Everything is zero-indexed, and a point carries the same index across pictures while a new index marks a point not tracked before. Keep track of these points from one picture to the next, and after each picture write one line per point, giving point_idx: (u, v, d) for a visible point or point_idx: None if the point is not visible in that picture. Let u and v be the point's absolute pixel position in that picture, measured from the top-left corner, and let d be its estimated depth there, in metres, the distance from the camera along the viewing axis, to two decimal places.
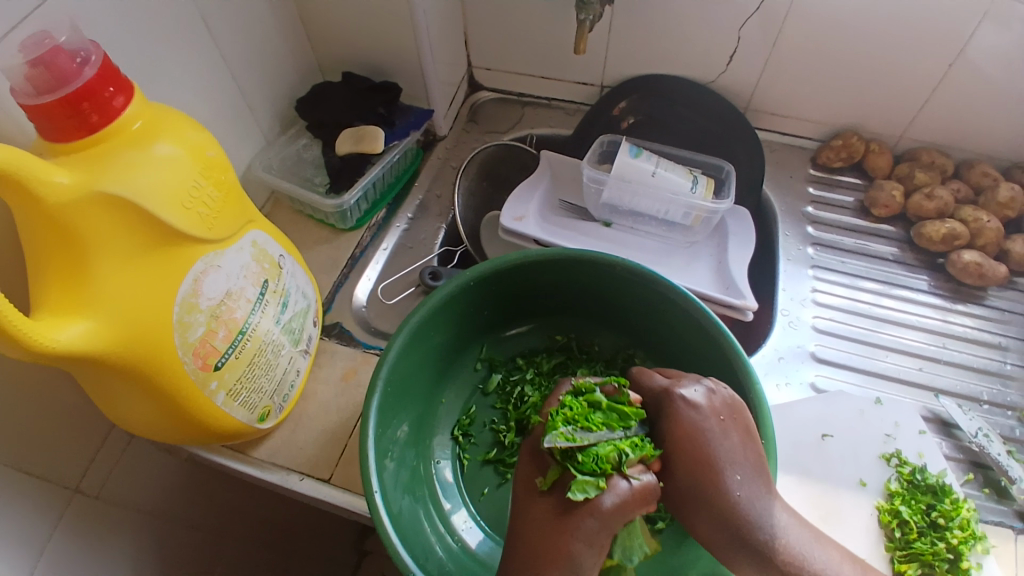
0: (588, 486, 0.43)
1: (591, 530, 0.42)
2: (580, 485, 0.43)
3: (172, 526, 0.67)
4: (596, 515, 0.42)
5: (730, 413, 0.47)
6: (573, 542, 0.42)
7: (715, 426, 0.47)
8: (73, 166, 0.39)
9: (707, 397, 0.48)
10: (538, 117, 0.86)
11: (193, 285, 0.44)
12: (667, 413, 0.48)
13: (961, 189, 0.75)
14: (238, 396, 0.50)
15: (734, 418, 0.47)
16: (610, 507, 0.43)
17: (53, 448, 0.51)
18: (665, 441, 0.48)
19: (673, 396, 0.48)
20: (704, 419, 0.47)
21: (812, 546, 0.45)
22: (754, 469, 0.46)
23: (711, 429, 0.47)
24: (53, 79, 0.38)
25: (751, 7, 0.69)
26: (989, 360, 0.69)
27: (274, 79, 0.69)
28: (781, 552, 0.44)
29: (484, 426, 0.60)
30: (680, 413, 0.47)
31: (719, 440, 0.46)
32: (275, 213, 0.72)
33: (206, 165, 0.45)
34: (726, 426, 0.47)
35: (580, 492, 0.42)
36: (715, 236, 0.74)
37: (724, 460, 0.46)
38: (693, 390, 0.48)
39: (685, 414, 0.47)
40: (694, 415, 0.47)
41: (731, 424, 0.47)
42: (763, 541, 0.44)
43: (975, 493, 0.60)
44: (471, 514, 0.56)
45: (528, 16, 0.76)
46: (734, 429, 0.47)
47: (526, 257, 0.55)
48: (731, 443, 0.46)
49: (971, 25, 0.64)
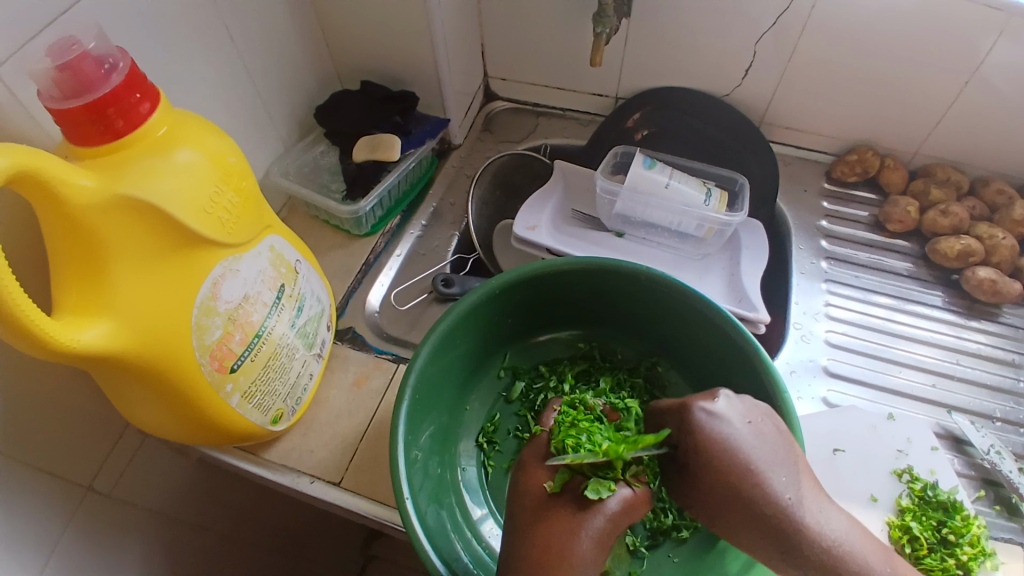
0: (601, 486, 0.44)
1: (602, 528, 0.43)
2: (594, 484, 0.43)
3: (182, 526, 0.67)
4: (606, 516, 0.43)
5: (764, 418, 0.46)
6: (583, 542, 0.42)
7: (748, 432, 0.45)
8: (98, 170, 0.40)
9: (735, 405, 0.46)
10: (552, 127, 0.87)
11: (211, 288, 0.45)
12: (691, 429, 0.45)
13: (976, 206, 0.75)
14: (252, 399, 0.50)
15: (765, 419, 0.46)
16: (618, 510, 0.44)
17: (68, 446, 0.52)
18: (695, 459, 0.45)
19: (694, 410, 0.46)
20: (734, 427, 0.45)
21: (867, 548, 0.44)
22: (794, 466, 0.45)
23: (746, 436, 0.45)
24: (79, 84, 0.39)
25: (766, 22, 0.69)
26: (1003, 377, 0.69)
27: (292, 86, 0.70)
28: (843, 554, 0.43)
29: (508, 433, 0.60)
30: (706, 426, 0.45)
31: (757, 445, 0.45)
32: (291, 218, 0.73)
33: (226, 171, 0.45)
34: (759, 428, 0.45)
35: (595, 491, 0.43)
36: (728, 248, 0.75)
37: (763, 464, 0.44)
38: (717, 402, 0.46)
39: (714, 426, 0.45)
40: (725, 425, 0.45)
41: (762, 425, 0.46)
42: (821, 543, 0.43)
43: (985, 510, 0.59)
44: (498, 522, 0.56)
45: (544, 27, 0.77)
46: (766, 429, 0.46)
47: (549, 267, 0.56)
48: (767, 446, 0.45)
49: (987, 40, 0.64)
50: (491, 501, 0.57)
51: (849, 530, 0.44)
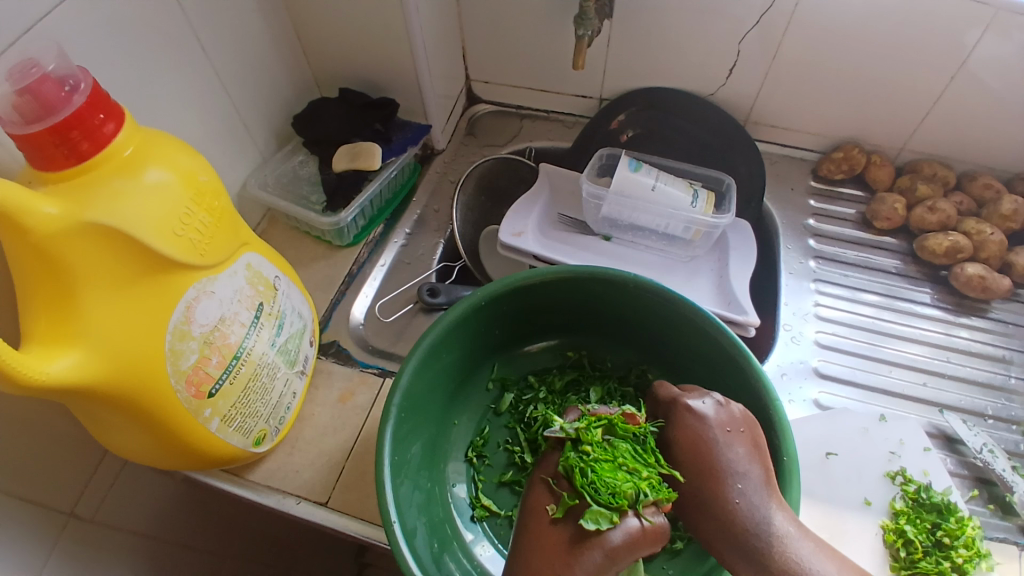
0: (600, 518, 0.43)
1: (595, 564, 0.42)
2: (592, 515, 0.42)
3: (168, 547, 0.66)
4: (605, 550, 0.42)
5: (740, 424, 0.48)
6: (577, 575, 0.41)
7: (723, 436, 0.47)
8: (62, 195, 0.38)
9: (716, 410, 0.49)
10: (536, 130, 0.85)
11: (186, 312, 0.44)
12: (673, 422, 0.50)
13: (963, 201, 0.74)
14: (232, 423, 0.49)
15: (743, 430, 0.48)
16: (619, 545, 0.42)
17: (46, 475, 0.50)
18: (669, 448, 0.49)
19: (679, 404, 0.50)
20: (710, 429, 0.48)
21: (813, 555, 0.43)
22: (761, 478, 0.46)
23: (716, 439, 0.47)
24: (40, 107, 0.38)
25: (750, 20, 0.68)
26: (993, 374, 0.69)
27: (269, 96, 0.68)
28: (779, 557, 0.43)
29: (498, 447, 0.59)
30: (685, 422, 0.49)
31: (724, 449, 0.47)
32: (271, 231, 0.72)
33: (197, 190, 0.44)
34: (731, 437, 0.47)
35: (592, 522, 0.42)
36: (716, 250, 0.74)
37: (725, 462, 0.46)
38: (701, 402, 0.49)
39: (691, 424, 0.48)
40: (700, 425, 0.48)
41: (738, 436, 0.47)
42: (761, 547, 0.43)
43: (980, 509, 0.59)
44: (489, 540, 0.55)
45: (525, 29, 0.75)
46: (741, 441, 0.47)
47: (535, 276, 0.55)
48: (734, 452, 0.46)
49: (972, 35, 0.64)
50: (481, 520, 0.56)
51: (806, 543, 0.44)
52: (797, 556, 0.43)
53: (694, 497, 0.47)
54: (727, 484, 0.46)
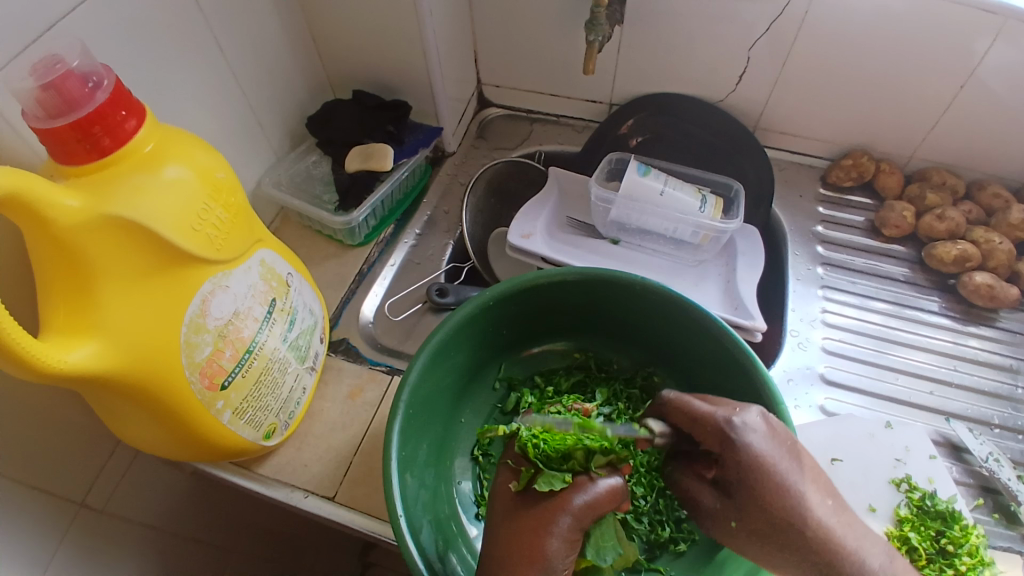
0: (554, 480, 0.45)
1: (565, 526, 0.43)
2: (545, 478, 0.45)
3: (175, 540, 0.67)
4: (567, 510, 0.43)
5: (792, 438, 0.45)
6: (547, 539, 0.42)
7: (780, 453, 0.44)
8: (84, 189, 0.39)
9: (764, 423, 0.45)
10: (546, 134, 0.86)
11: (201, 305, 0.45)
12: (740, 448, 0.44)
13: (972, 210, 0.74)
14: (244, 416, 0.50)
15: (790, 442, 0.45)
16: (581, 504, 0.44)
17: (59, 465, 0.51)
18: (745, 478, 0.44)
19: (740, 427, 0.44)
20: (766, 446, 0.44)
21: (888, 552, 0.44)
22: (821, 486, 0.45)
23: (776, 457, 0.44)
24: (63, 103, 0.39)
25: (761, 27, 0.68)
26: (1000, 383, 0.69)
27: (284, 96, 0.69)
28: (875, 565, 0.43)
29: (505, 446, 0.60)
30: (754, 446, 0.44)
31: (792, 465, 0.44)
32: (283, 229, 0.73)
33: (215, 187, 0.45)
34: (790, 451, 0.44)
35: (546, 484, 0.45)
36: (724, 254, 0.74)
37: (791, 476, 0.44)
38: (753, 418, 0.45)
39: (760, 446, 0.44)
40: (767, 445, 0.44)
41: (794, 448, 0.45)
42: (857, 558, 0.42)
43: (985, 518, 0.59)
44: None
45: (536, 34, 0.76)
46: (796, 452, 0.45)
47: (544, 277, 0.55)
48: (798, 469, 0.44)
49: (983, 43, 0.64)
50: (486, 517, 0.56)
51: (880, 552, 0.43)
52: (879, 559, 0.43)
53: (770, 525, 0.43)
54: (806, 506, 0.43)
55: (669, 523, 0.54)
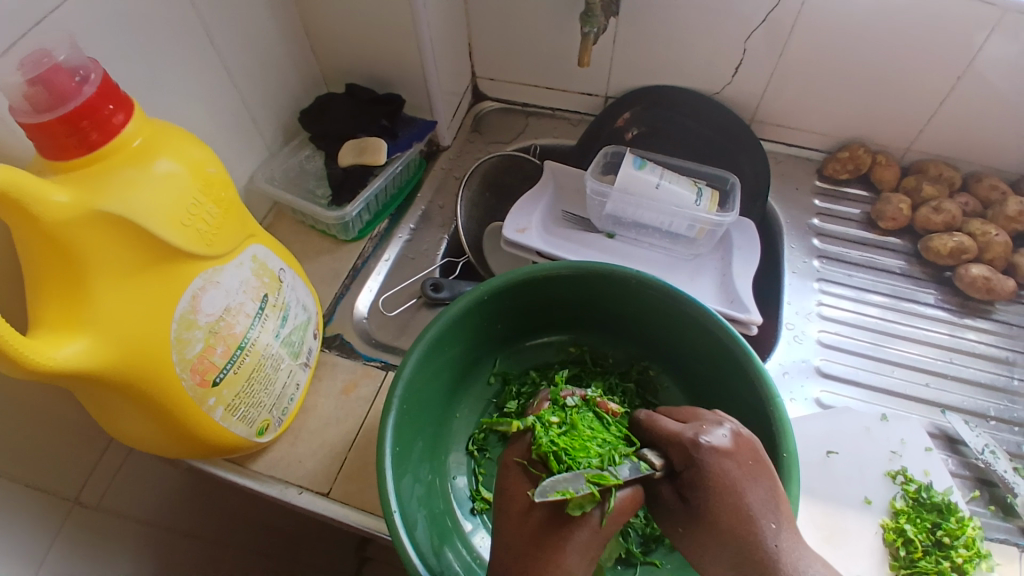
0: (584, 501, 0.43)
1: (582, 540, 0.43)
2: (577, 501, 0.43)
3: (170, 535, 0.67)
4: (592, 527, 0.43)
5: (761, 458, 0.45)
6: (568, 555, 0.42)
7: (745, 472, 0.44)
8: (73, 184, 0.39)
9: (733, 440, 0.45)
10: (541, 127, 0.86)
11: (192, 301, 0.44)
12: (696, 464, 0.45)
13: (969, 202, 0.74)
14: (237, 412, 0.50)
15: (759, 463, 0.45)
16: (602, 519, 0.44)
17: (53, 462, 0.51)
18: (697, 492, 0.44)
19: (697, 443, 0.45)
20: (733, 466, 0.44)
21: None
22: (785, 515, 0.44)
23: (741, 477, 0.44)
24: (52, 98, 0.38)
25: (757, 19, 0.68)
26: (996, 375, 0.68)
27: (277, 90, 0.69)
28: None
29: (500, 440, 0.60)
30: (709, 462, 0.44)
31: (749, 483, 0.44)
32: (277, 224, 0.72)
33: (205, 182, 0.44)
34: (756, 471, 0.44)
35: (578, 507, 0.43)
36: (720, 248, 0.74)
37: (740, 488, 0.43)
38: (717, 434, 0.46)
39: (716, 463, 0.44)
40: (725, 462, 0.44)
41: (759, 468, 0.45)
42: None
43: (981, 510, 0.59)
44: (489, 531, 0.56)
45: (532, 26, 0.76)
46: (762, 473, 0.44)
47: (538, 271, 0.55)
48: (763, 492, 0.44)
49: (980, 36, 0.64)
50: (480, 512, 0.56)
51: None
52: None
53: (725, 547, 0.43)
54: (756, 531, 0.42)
55: None
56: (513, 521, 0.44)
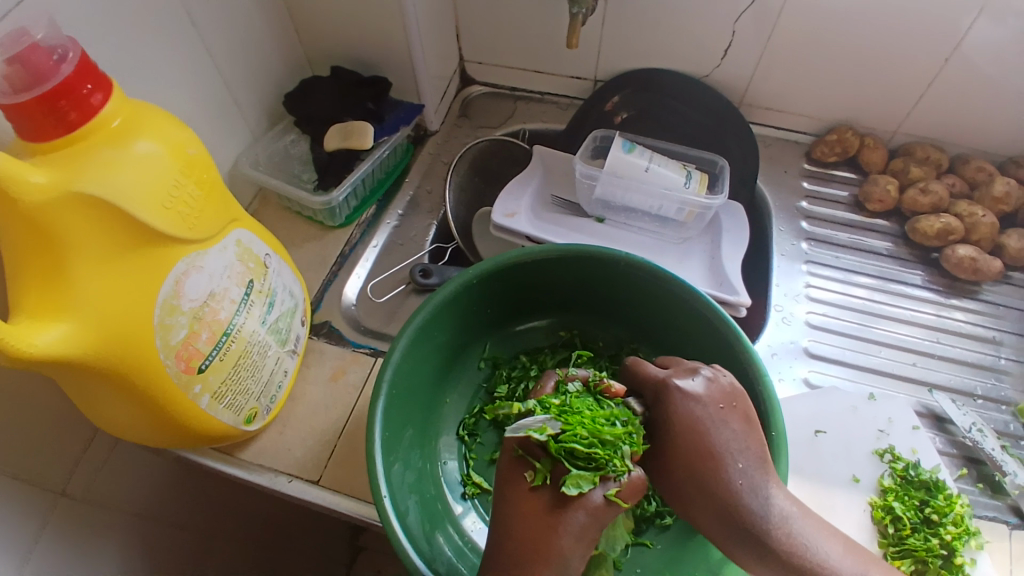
0: (581, 481, 0.43)
1: (580, 525, 0.42)
2: (573, 480, 0.43)
3: (159, 526, 0.66)
4: (588, 509, 0.43)
5: (737, 403, 0.47)
6: (563, 538, 0.41)
7: (715, 415, 0.46)
8: (51, 165, 0.38)
9: (706, 386, 0.47)
10: (530, 111, 0.85)
11: (175, 286, 0.44)
12: (666, 404, 0.48)
13: (955, 184, 0.74)
14: (223, 399, 0.49)
15: (735, 406, 0.47)
16: (602, 503, 0.43)
17: (37, 452, 0.50)
18: (665, 430, 0.47)
19: (670, 386, 0.48)
20: (703, 408, 0.46)
21: (814, 535, 0.44)
22: (757, 457, 0.46)
23: (710, 418, 0.46)
24: (29, 77, 0.38)
25: (745, 1, 0.68)
26: (984, 355, 0.69)
27: (260, 74, 0.68)
28: (784, 539, 0.43)
29: (490, 425, 0.60)
30: (678, 403, 0.47)
31: (718, 426, 0.46)
32: (262, 211, 0.71)
33: (187, 163, 0.44)
34: (726, 414, 0.46)
35: (575, 487, 0.42)
36: (708, 232, 0.74)
37: (710, 428, 0.46)
38: (692, 380, 0.48)
39: (684, 405, 0.47)
40: (693, 405, 0.47)
41: (732, 412, 0.47)
42: (766, 527, 0.43)
43: (969, 488, 0.60)
44: (480, 515, 0.56)
45: (519, 9, 0.75)
46: (734, 417, 0.46)
47: (527, 254, 0.55)
48: (733, 432, 0.46)
49: (967, 18, 0.64)
50: (472, 496, 0.57)
51: (800, 518, 0.44)
52: (800, 534, 0.44)
53: (695, 486, 0.45)
54: (721, 470, 0.45)
55: (653, 498, 0.54)
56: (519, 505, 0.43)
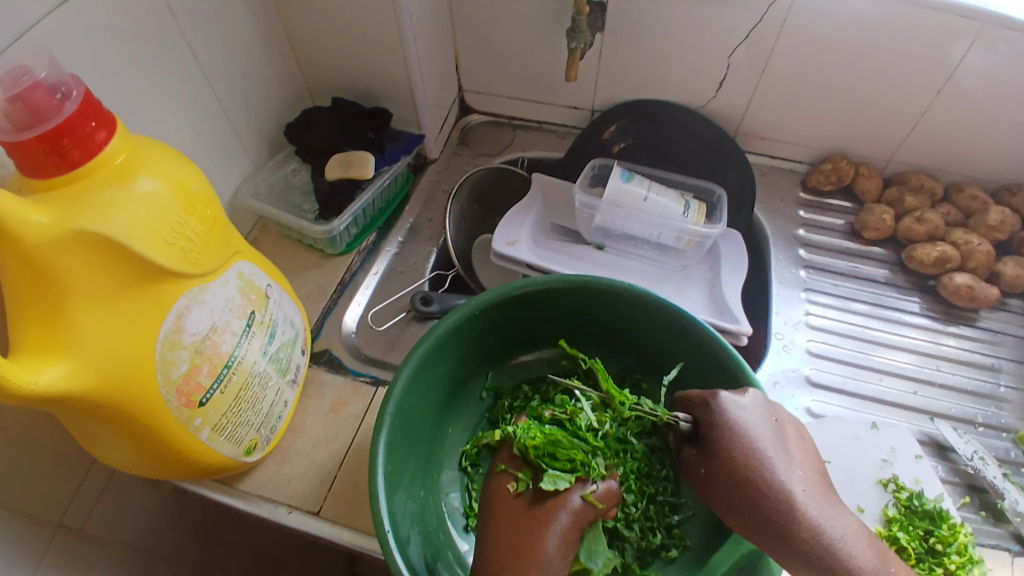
0: (558, 479, 0.46)
1: (564, 524, 0.44)
2: (551, 477, 0.45)
3: (155, 559, 0.65)
4: (569, 509, 0.45)
5: (783, 415, 0.47)
6: (547, 537, 0.43)
7: (767, 426, 0.46)
8: (52, 204, 0.38)
9: (757, 400, 0.47)
10: (529, 139, 0.86)
11: (176, 321, 0.43)
12: (717, 415, 0.46)
13: (950, 212, 0.75)
14: (223, 432, 0.49)
15: (782, 422, 0.47)
16: (579, 504, 0.45)
17: (32, 487, 0.50)
18: (715, 441, 0.45)
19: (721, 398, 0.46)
20: (757, 420, 0.45)
21: (870, 548, 0.42)
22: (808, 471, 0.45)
23: (764, 430, 0.45)
24: (31, 115, 0.38)
25: (740, 33, 0.69)
26: (983, 382, 0.69)
27: (261, 105, 0.68)
28: (845, 551, 0.41)
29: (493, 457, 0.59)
30: (731, 415, 0.45)
31: (773, 437, 0.45)
32: (262, 239, 0.72)
33: (189, 199, 0.44)
34: (778, 428, 0.46)
35: (552, 483, 0.45)
36: (707, 260, 0.74)
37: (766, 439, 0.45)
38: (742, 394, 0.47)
39: (739, 416, 0.45)
40: (747, 417, 0.45)
41: (782, 426, 0.46)
42: (828, 540, 0.41)
43: (972, 516, 0.59)
44: None
45: (518, 40, 0.76)
46: (785, 431, 0.46)
47: (528, 284, 0.55)
48: (785, 444, 0.45)
49: (959, 49, 0.65)
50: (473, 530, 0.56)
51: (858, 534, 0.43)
52: (862, 551, 0.42)
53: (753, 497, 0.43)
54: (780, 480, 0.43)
55: (659, 530, 0.53)
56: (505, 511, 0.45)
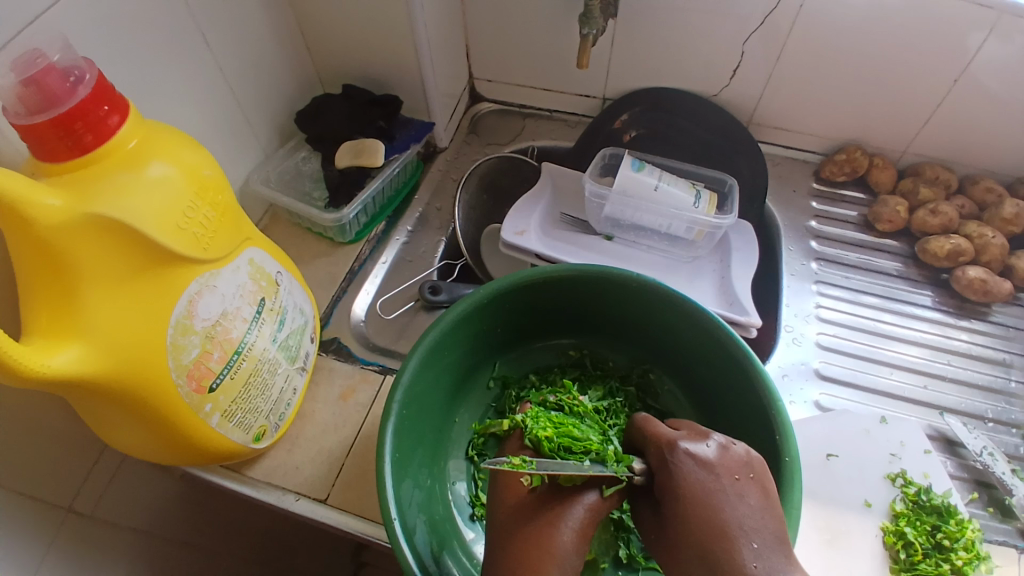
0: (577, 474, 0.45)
1: (580, 518, 0.43)
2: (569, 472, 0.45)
3: (165, 543, 0.66)
4: (585, 504, 0.44)
5: (750, 474, 0.42)
6: (563, 531, 0.42)
7: (725, 485, 0.41)
8: (65, 187, 0.38)
9: (719, 453, 0.43)
10: (539, 129, 0.85)
11: (187, 306, 0.44)
12: (670, 469, 0.43)
13: (965, 205, 0.74)
14: (233, 418, 0.49)
15: (751, 478, 0.42)
16: (597, 499, 0.45)
17: (45, 469, 0.50)
18: (666, 498, 0.42)
19: (678, 449, 0.43)
20: (714, 479, 0.41)
21: None
22: (776, 540, 0.39)
23: (723, 490, 0.41)
24: (44, 99, 0.38)
25: (754, 21, 0.68)
26: (994, 377, 0.69)
27: (272, 92, 0.68)
28: None
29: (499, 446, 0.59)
30: (683, 470, 0.42)
31: (730, 495, 0.41)
32: (272, 227, 0.72)
33: (201, 185, 0.44)
34: (740, 486, 0.41)
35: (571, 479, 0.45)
36: (718, 251, 0.74)
37: (722, 500, 0.40)
38: (706, 446, 0.43)
39: (694, 472, 0.42)
40: (705, 475, 0.41)
41: (746, 484, 0.41)
42: None
43: (980, 512, 0.59)
44: None
45: (529, 28, 0.75)
46: (750, 490, 0.41)
47: (538, 274, 0.55)
48: (747, 502, 0.40)
49: (977, 38, 0.64)
50: (480, 519, 0.56)
51: None
52: None
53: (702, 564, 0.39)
54: (733, 549, 0.38)
55: None
56: (513, 506, 0.45)
